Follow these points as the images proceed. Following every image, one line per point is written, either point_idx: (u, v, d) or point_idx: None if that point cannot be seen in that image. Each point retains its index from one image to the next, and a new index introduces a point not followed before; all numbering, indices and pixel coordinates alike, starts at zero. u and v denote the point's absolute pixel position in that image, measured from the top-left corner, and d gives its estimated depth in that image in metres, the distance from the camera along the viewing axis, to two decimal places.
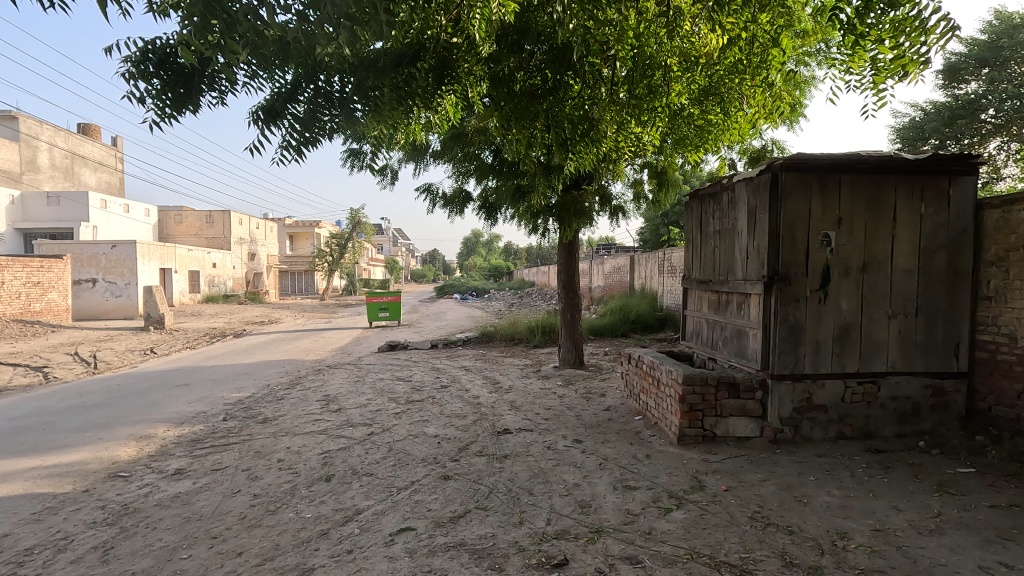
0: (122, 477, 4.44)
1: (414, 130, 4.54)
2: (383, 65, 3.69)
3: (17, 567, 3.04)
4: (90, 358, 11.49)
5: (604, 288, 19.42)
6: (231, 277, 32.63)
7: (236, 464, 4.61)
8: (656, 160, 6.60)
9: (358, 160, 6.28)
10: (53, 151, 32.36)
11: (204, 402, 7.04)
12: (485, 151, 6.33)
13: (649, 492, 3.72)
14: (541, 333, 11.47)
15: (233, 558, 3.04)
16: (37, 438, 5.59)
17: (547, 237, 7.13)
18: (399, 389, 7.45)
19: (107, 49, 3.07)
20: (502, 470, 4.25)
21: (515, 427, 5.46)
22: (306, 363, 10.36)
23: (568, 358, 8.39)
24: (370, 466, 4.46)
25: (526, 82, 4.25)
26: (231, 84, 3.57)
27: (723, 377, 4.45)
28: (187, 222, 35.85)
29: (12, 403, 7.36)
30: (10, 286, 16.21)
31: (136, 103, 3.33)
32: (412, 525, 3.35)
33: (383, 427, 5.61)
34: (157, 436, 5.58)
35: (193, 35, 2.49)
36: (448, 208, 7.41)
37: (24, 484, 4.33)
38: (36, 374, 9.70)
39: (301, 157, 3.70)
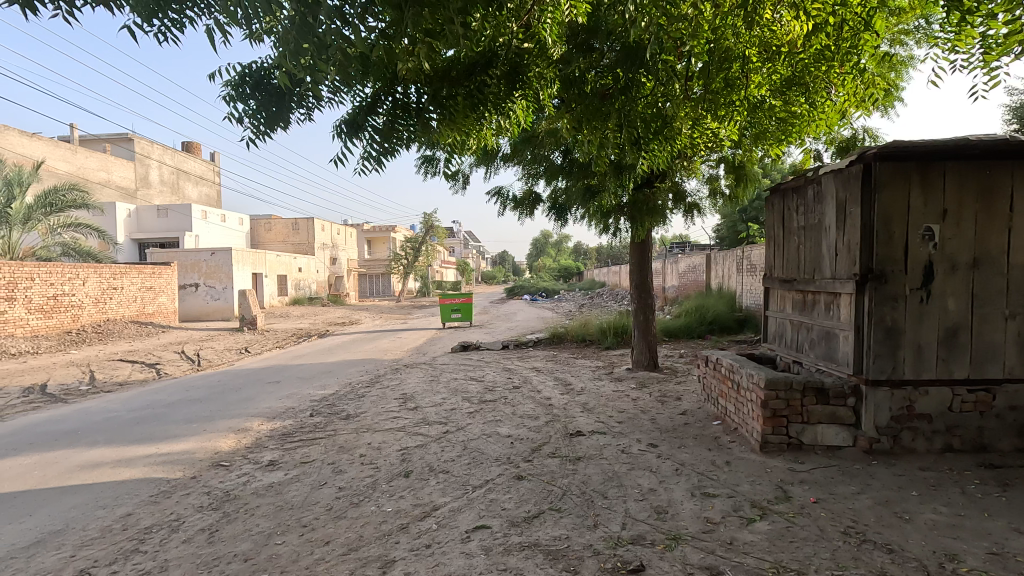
0: (224, 466, 4.84)
1: (487, 137, 4.65)
2: (458, 74, 3.86)
3: (138, 544, 3.39)
4: (195, 356, 12.60)
5: (678, 288, 18.89)
6: (315, 280, 34.64)
7: (322, 458, 4.90)
8: (733, 154, 6.28)
9: (431, 167, 6.44)
10: (162, 168, 35.73)
11: (293, 399, 7.53)
12: (555, 152, 6.29)
13: (729, 500, 3.57)
14: (613, 334, 11.29)
15: (321, 546, 3.24)
16: (153, 428, 6.22)
17: (619, 237, 7.02)
18: (472, 389, 7.61)
19: (209, 75, 3.43)
20: (575, 472, 4.24)
21: (588, 429, 5.42)
22: (385, 363, 10.80)
23: (641, 360, 8.21)
24: (446, 463, 4.58)
25: (597, 83, 4.18)
26: (317, 100, 3.85)
27: (810, 382, 4.20)
28: (275, 229, 38.31)
29: (131, 396, 8.19)
30: (129, 291, 18.09)
31: (235, 123, 3.67)
32: (487, 524, 3.41)
33: (458, 426, 5.75)
34: (253, 429, 6.03)
35: (287, 57, 2.69)
36: (518, 210, 7.47)
37: (143, 469, 4.82)
38: (150, 371, 10.77)
39: (381, 167, 3.92)
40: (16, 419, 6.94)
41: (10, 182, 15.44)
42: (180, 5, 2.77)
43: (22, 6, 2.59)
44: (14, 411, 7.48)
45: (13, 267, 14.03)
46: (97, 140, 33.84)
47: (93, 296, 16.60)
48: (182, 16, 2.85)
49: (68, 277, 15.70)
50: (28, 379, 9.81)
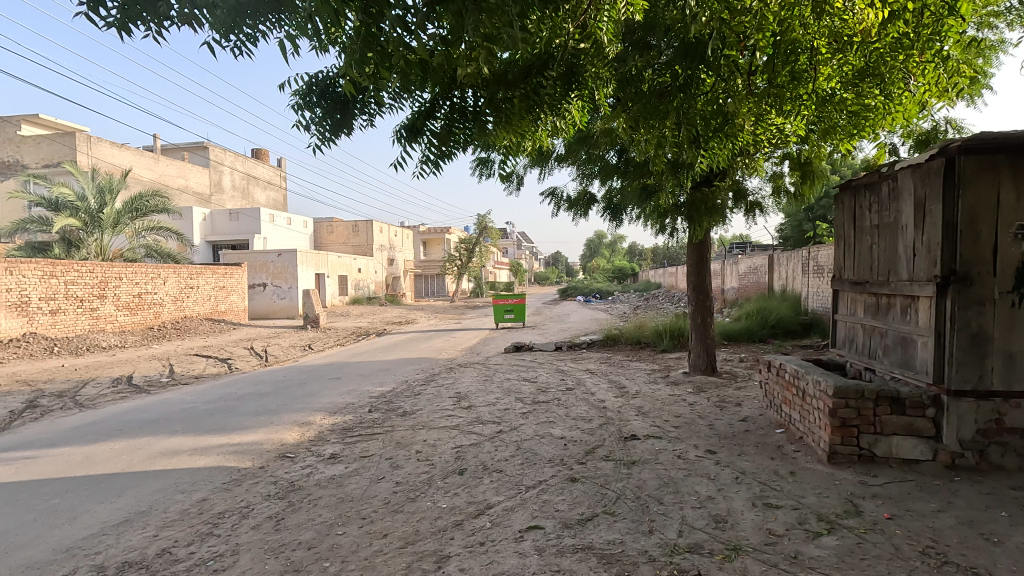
0: (289, 457, 5.08)
1: (542, 138, 4.68)
2: (514, 77, 3.91)
3: (213, 527, 3.62)
4: (262, 353, 13.28)
5: (738, 290, 18.24)
6: (373, 280, 35.73)
7: (380, 453, 5.05)
8: (798, 150, 5.98)
9: (486, 169, 6.51)
10: (234, 174, 37.90)
11: (353, 395, 7.81)
12: (610, 152, 6.21)
13: (793, 512, 3.42)
14: (669, 337, 11.02)
15: (380, 538, 3.34)
16: (225, 419, 6.61)
17: (676, 237, 6.86)
18: (525, 390, 7.63)
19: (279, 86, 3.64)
20: (630, 477, 4.18)
21: (642, 433, 5.32)
22: (439, 361, 11.03)
23: (699, 364, 7.99)
24: (499, 463, 4.62)
25: (655, 82, 4.03)
26: (378, 106, 4.05)
27: (884, 390, 3.95)
28: (336, 231, 39.82)
29: (206, 389, 8.75)
30: (204, 290, 19.31)
31: (303, 131, 3.89)
32: (541, 524, 3.42)
33: (511, 426, 5.79)
34: (316, 423, 6.31)
35: (353, 67, 2.81)
36: (572, 211, 7.43)
37: (216, 457, 5.14)
38: (222, 365, 11.44)
39: (438, 169, 4.14)
40: (107, 407, 7.56)
41: (103, 190, 16.82)
42: (254, 20, 2.95)
43: (118, 28, 2.83)
44: (105, 400, 8.14)
45: (104, 268, 15.25)
46: (176, 148, 36.23)
47: (173, 295, 17.83)
48: (255, 31, 3.03)
49: (151, 277, 16.92)
50: (117, 371, 10.65)
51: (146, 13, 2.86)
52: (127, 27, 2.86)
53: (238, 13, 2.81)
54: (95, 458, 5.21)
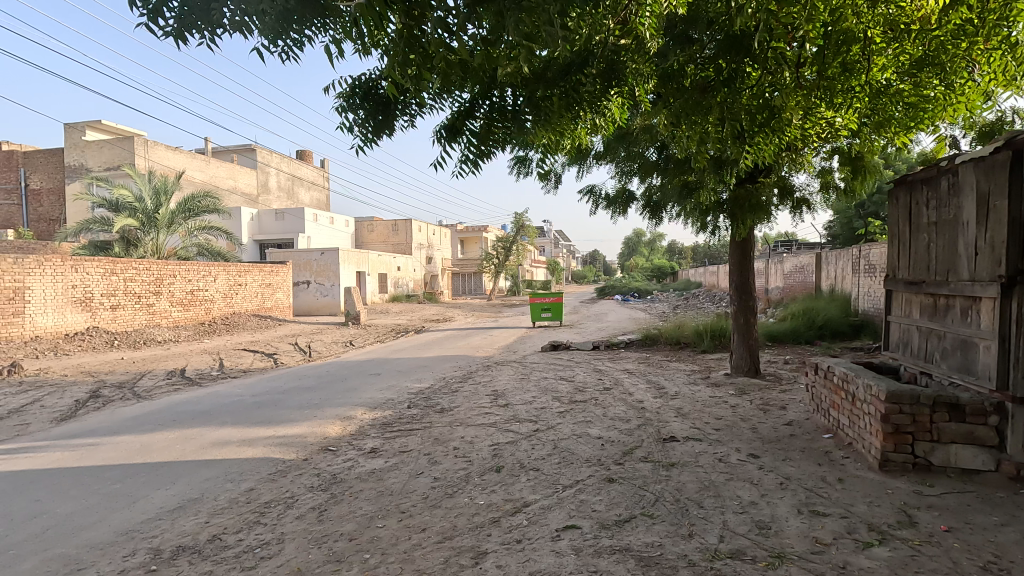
0: (331, 451, 5.22)
1: (581, 136, 4.67)
2: (553, 75, 3.90)
3: (260, 516, 3.76)
4: (306, 348, 13.69)
5: (783, 289, 17.67)
6: (412, 279, 36.28)
7: (419, 448, 5.13)
8: (849, 144, 5.75)
9: (524, 168, 6.51)
10: (279, 175, 39.15)
11: (392, 391, 7.96)
12: (650, 149, 6.11)
13: (841, 521, 3.29)
14: (710, 337, 10.78)
15: (418, 532, 3.40)
16: (271, 412, 6.84)
17: (718, 235, 6.70)
18: (562, 389, 7.61)
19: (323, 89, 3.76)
20: (669, 479, 4.11)
21: (682, 435, 5.23)
22: (476, 359, 11.11)
23: (741, 366, 7.79)
24: (536, 461, 4.62)
25: (698, 75, 4.02)
26: (418, 107, 4.14)
27: (941, 396, 3.76)
28: (377, 231, 40.60)
29: (253, 383, 9.08)
30: (252, 287, 20.04)
31: (347, 132, 4.00)
32: (578, 524, 3.40)
33: (548, 424, 5.79)
34: (357, 417, 6.46)
35: (396, 68, 2.87)
36: (611, 209, 7.35)
37: (263, 449, 5.33)
38: (268, 360, 11.86)
39: (477, 169, 4.23)
40: (162, 398, 7.95)
41: (158, 192, 17.64)
42: (301, 25, 3.04)
43: (175, 37, 2.98)
44: (161, 391, 8.57)
45: (160, 265, 16.00)
46: (225, 150, 37.63)
47: (223, 292, 18.58)
48: (302, 36, 3.13)
49: (202, 274, 17.67)
50: (171, 364, 11.19)
51: (200, 21, 2.98)
52: (183, 35, 3.00)
53: (286, 19, 2.90)
54: (152, 446, 5.49)
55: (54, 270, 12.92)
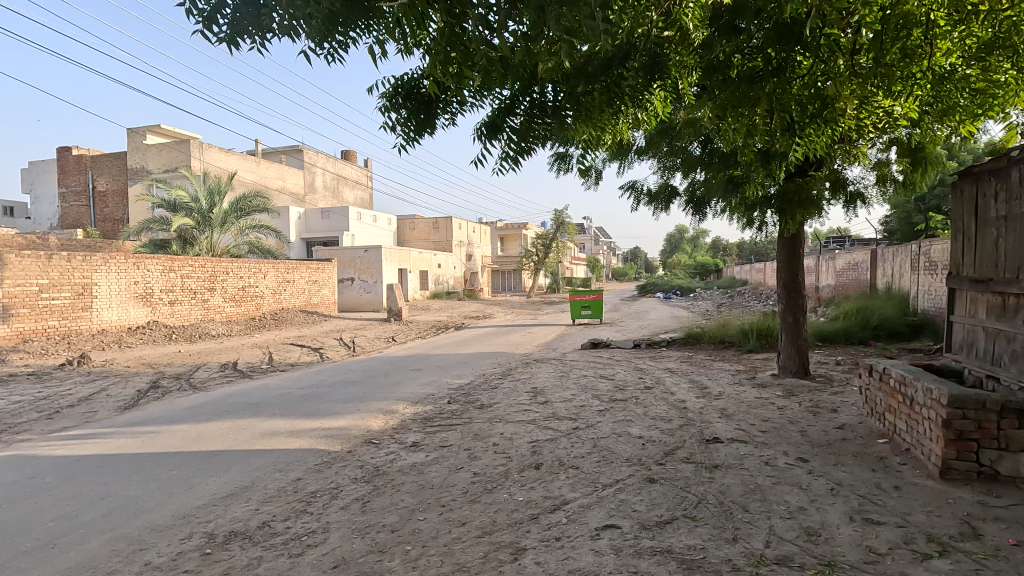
0: (374, 444, 5.34)
1: (623, 131, 4.60)
2: (594, 69, 3.85)
3: (307, 505, 3.89)
4: (350, 343, 14.05)
5: (835, 288, 16.96)
6: (453, 276, 36.68)
7: (459, 443, 5.19)
8: (908, 134, 5.46)
9: (564, 164, 6.45)
10: (325, 176, 40.27)
11: (433, 386, 8.08)
12: (694, 143, 5.96)
13: (897, 530, 3.14)
14: (756, 337, 10.45)
15: (458, 526, 3.44)
16: (317, 405, 7.06)
17: (766, 231, 6.49)
18: (602, 387, 7.54)
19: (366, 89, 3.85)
20: (712, 481, 4.02)
21: (726, 436, 5.09)
22: (516, 356, 11.14)
23: (789, 366, 7.53)
24: (575, 459, 4.60)
25: (744, 66, 3.89)
26: (459, 104, 4.18)
27: (1011, 402, 3.53)
28: (419, 228, 41.20)
29: (300, 376, 9.39)
30: (299, 283, 20.69)
31: (389, 131, 4.08)
32: (618, 523, 3.37)
33: (588, 423, 5.74)
34: (399, 411, 6.59)
35: (438, 67, 2.90)
36: (652, 205, 7.22)
37: (309, 440, 5.51)
38: (314, 354, 12.24)
39: (517, 165, 4.30)
40: (216, 390, 8.32)
41: (212, 192, 18.43)
42: (345, 27, 3.12)
43: (227, 42, 3.10)
44: (215, 383, 8.97)
45: (214, 263, 16.71)
46: (274, 152, 38.97)
47: (272, 288, 19.27)
48: (347, 38, 3.21)
49: (253, 271, 18.37)
50: (224, 357, 11.69)
51: (252, 27, 3.09)
52: (236, 40, 3.12)
53: (331, 23, 2.98)
54: (207, 436, 5.75)
55: (118, 267, 13.71)
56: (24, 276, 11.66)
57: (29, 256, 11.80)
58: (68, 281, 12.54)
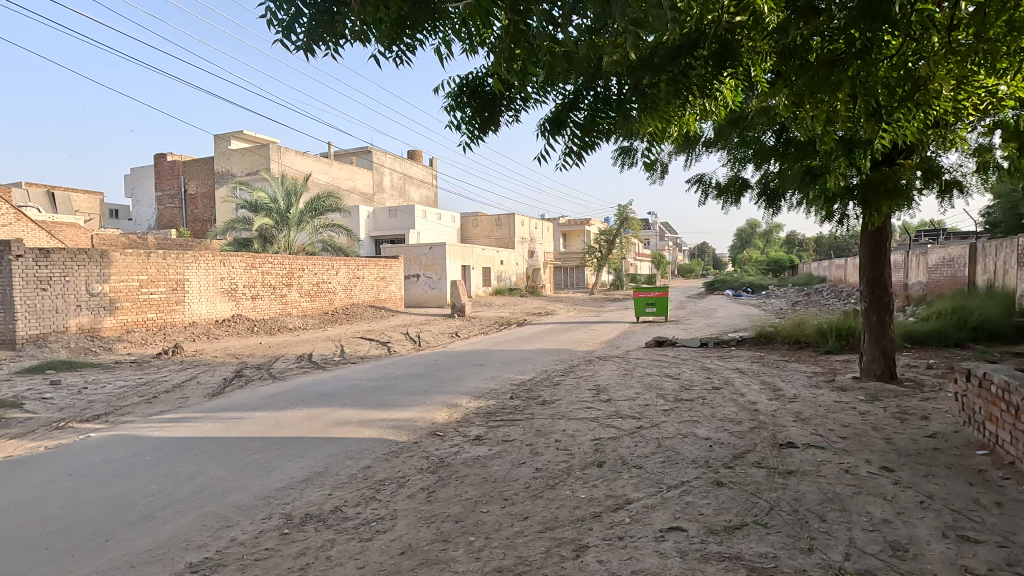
0: (439, 435, 5.49)
1: (690, 123, 4.47)
2: (661, 60, 3.75)
3: (375, 492, 4.05)
4: (416, 338, 14.46)
5: (927, 285, 15.65)
6: (515, 273, 36.90)
7: (521, 438, 5.23)
8: (1016, 115, 4.94)
9: (628, 158, 6.31)
10: (392, 175, 41.59)
11: (496, 381, 8.18)
12: (767, 132, 5.65)
13: (999, 551, 2.87)
14: (835, 337, 9.83)
15: (520, 520, 3.47)
16: (385, 396, 7.33)
17: (848, 225, 6.08)
18: (667, 386, 7.35)
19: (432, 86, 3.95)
20: (785, 487, 3.83)
21: (801, 441, 4.83)
22: (578, 353, 11.07)
23: (873, 369, 7.05)
24: (639, 459, 4.52)
25: (824, 49, 3.67)
26: (523, 101, 4.23)
27: None
28: (482, 226, 41.70)
29: (369, 369, 9.77)
30: (368, 280, 21.49)
31: (455, 129, 4.18)
32: (683, 526, 3.29)
33: (652, 422, 5.62)
34: (462, 405, 6.73)
35: (502, 65, 2.93)
36: (722, 198, 6.94)
37: (377, 430, 5.73)
38: (382, 348, 12.71)
39: (581, 160, 4.30)
40: (293, 380, 8.82)
41: (290, 194, 19.49)
42: (413, 30, 3.21)
43: (305, 49, 3.28)
44: (292, 373, 9.52)
45: (291, 260, 17.66)
46: (346, 153, 40.67)
47: (344, 284, 20.15)
48: (414, 39, 3.31)
49: (327, 268, 19.29)
50: (300, 349, 12.37)
51: (326, 34, 3.25)
52: (312, 47, 3.29)
53: (400, 26, 3.09)
54: (285, 423, 6.12)
55: (207, 264, 14.80)
56: (127, 273, 12.86)
57: (131, 254, 12.98)
58: (164, 277, 13.67)
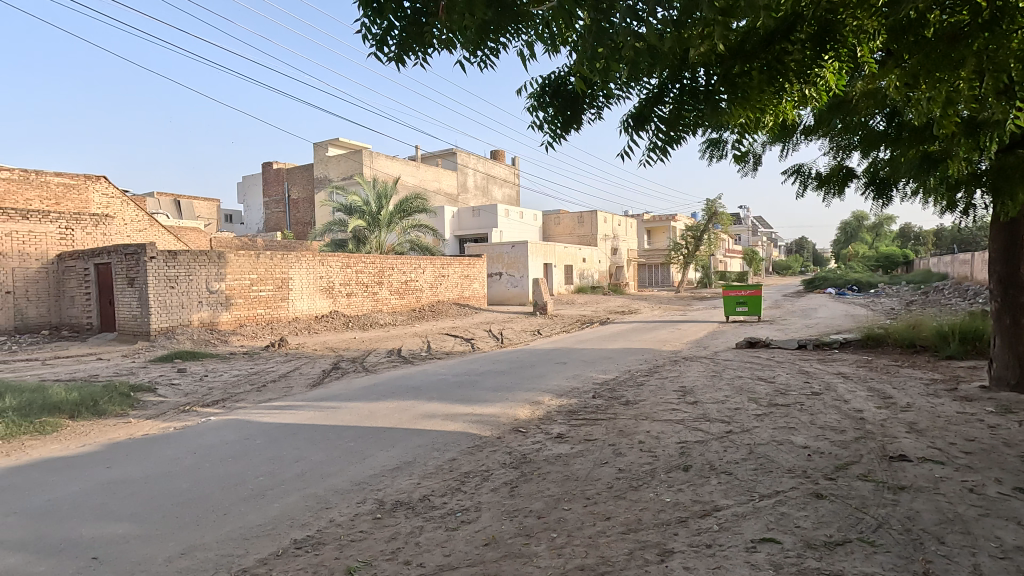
0: (521, 432, 5.56)
1: (786, 111, 4.21)
2: (753, 47, 3.58)
3: (460, 484, 4.19)
4: (498, 335, 14.69)
5: None
6: (598, 271, 36.40)
7: (604, 438, 5.18)
8: None
9: (717, 150, 6.01)
10: (476, 176, 42.48)
11: (578, 380, 8.15)
12: (875, 117, 5.16)
13: None
14: (959, 340, 8.82)
15: (603, 520, 3.45)
16: (470, 392, 7.53)
17: (974, 215, 5.45)
18: (760, 390, 6.97)
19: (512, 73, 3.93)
20: (897, 504, 3.51)
21: (916, 455, 4.40)
22: (663, 353, 10.77)
23: (1005, 378, 6.27)
24: (728, 465, 4.33)
25: (945, 22, 3.32)
26: (605, 98, 4.20)
27: None
28: (564, 223, 41.54)
29: (454, 364, 10.09)
30: (453, 278, 22.13)
31: (536, 127, 4.22)
32: (777, 538, 3.11)
33: (743, 427, 5.36)
34: (544, 402, 6.78)
35: (585, 64, 2.93)
36: (823, 189, 6.45)
37: (462, 424, 5.93)
38: (466, 344, 13.04)
39: (665, 155, 4.19)
40: (384, 373, 9.30)
41: (381, 196, 20.47)
42: (496, 34, 3.28)
43: (396, 60, 3.46)
44: (383, 367, 10.05)
45: (382, 259, 18.58)
46: (432, 156, 42.09)
47: (431, 282, 20.91)
48: (497, 43, 3.38)
49: (414, 267, 20.09)
50: (390, 344, 13.00)
51: (416, 44, 3.41)
52: (402, 57, 3.47)
53: (484, 32, 3.16)
54: (377, 413, 6.47)
55: (308, 264, 15.93)
56: (240, 272, 14.13)
57: (243, 255, 14.24)
58: (271, 276, 14.88)
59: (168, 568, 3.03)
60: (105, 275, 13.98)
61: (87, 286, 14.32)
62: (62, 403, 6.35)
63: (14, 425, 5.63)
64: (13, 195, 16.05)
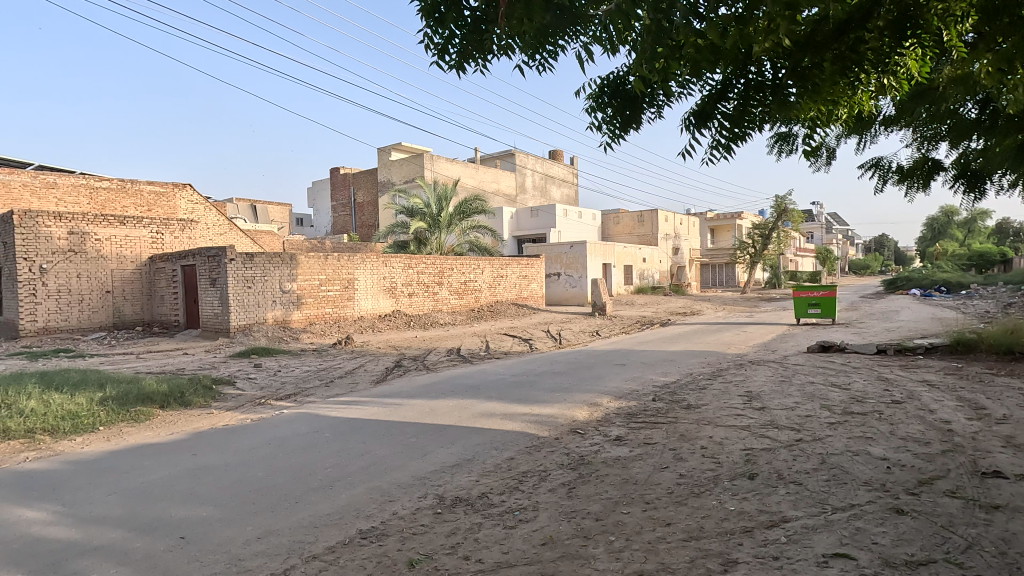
0: (579, 433, 5.55)
1: (862, 102, 3.98)
2: (824, 37, 3.41)
3: (518, 483, 4.22)
4: (556, 336, 14.67)
5: None
6: (659, 270, 35.58)
7: (664, 442, 5.08)
8: None
9: (786, 144, 5.76)
10: (534, 176, 42.56)
11: (637, 382, 8.02)
12: (966, 105, 4.76)
13: None
14: None
15: (663, 526, 3.39)
16: (527, 392, 7.58)
17: None
18: (834, 397, 6.59)
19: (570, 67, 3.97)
20: (990, 523, 3.24)
21: (1013, 471, 4.04)
22: (728, 356, 10.40)
23: None
24: (798, 474, 4.13)
25: None
26: (666, 96, 4.12)
27: None
28: (623, 222, 40.88)
29: (512, 364, 10.17)
30: (511, 278, 22.27)
31: (595, 128, 4.22)
32: (852, 554, 2.95)
33: (815, 435, 5.10)
34: (603, 404, 6.72)
35: (644, 63, 2.91)
36: (906, 183, 6.01)
37: (520, 423, 5.98)
38: (524, 344, 13.12)
39: (729, 153, 4.06)
40: (444, 372, 9.52)
41: (441, 198, 20.89)
42: (555, 36, 3.29)
43: (457, 66, 3.55)
44: (443, 365, 10.27)
45: (441, 259, 18.98)
46: (490, 158, 42.56)
47: (489, 282, 21.15)
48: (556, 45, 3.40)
49: (473, 267, 20.38)
50: (449, 343, 13.27)
51: (476, 51, 3.48)
52: (462, 65, 3.56)
53: (543, 35, 3.20)
54: (437, 411, 6.62)
55: (372, 265, 16.51)
56: (310, 273, 14.86)
57: (313, 257, 14.96)
58: (338, 276, 15.55)
59: (246, 551, 3.24)
60: (190, 275, 15.10)
61: (175, 285, 15.53)
62: (154, 394, 6.90)
63: (114, 413, 6.21)
64: (112, 204, 17.74)
